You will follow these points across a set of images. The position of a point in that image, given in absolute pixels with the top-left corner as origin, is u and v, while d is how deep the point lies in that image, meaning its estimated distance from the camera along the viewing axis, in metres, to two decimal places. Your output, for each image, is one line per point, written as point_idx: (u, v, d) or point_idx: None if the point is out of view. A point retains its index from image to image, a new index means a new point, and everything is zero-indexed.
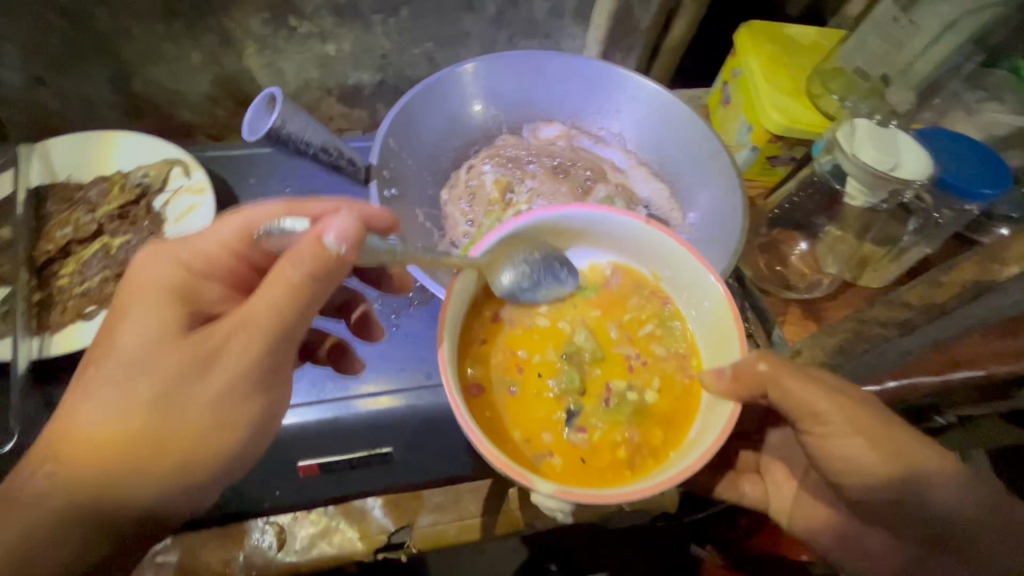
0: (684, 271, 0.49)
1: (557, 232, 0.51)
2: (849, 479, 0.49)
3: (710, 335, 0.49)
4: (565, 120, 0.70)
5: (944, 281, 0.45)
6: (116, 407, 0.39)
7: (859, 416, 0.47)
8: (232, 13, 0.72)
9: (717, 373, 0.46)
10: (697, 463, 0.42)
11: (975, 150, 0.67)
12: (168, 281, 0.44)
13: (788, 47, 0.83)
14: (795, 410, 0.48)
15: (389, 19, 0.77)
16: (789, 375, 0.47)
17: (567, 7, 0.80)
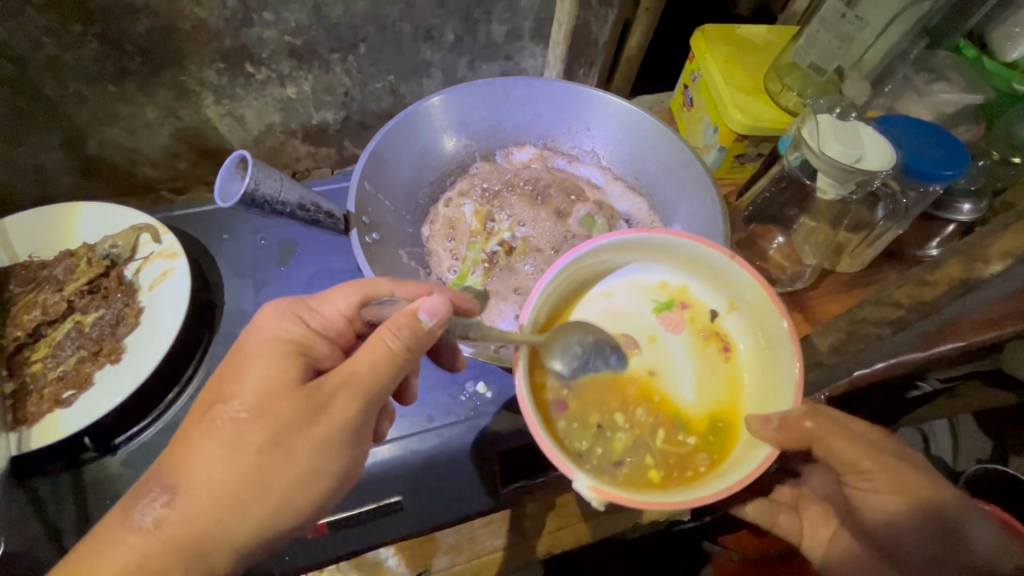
0: (759, 309, 0.50)
1: (645, 251, 0.52)
2: (884, 524, 0.50)
3: (766, 379, 0.50)
4: (537, 141, 0.71)
5: (931, 280, 0.48)
6: (210, 481, 0.39)
7: (901, 476, 0.48)
8: (186, 66, 0.70)
9: (763, 420, 0.46)
10: (743, 481, 0.43)
11: (932, 135, 0.70)
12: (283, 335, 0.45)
13: (742, 47, 0.85)
14: (838, 461, 0.50)
15: (348, 57, 0.76)
16: (835, 435, 0.48)
17: (525, 28, 0.80)
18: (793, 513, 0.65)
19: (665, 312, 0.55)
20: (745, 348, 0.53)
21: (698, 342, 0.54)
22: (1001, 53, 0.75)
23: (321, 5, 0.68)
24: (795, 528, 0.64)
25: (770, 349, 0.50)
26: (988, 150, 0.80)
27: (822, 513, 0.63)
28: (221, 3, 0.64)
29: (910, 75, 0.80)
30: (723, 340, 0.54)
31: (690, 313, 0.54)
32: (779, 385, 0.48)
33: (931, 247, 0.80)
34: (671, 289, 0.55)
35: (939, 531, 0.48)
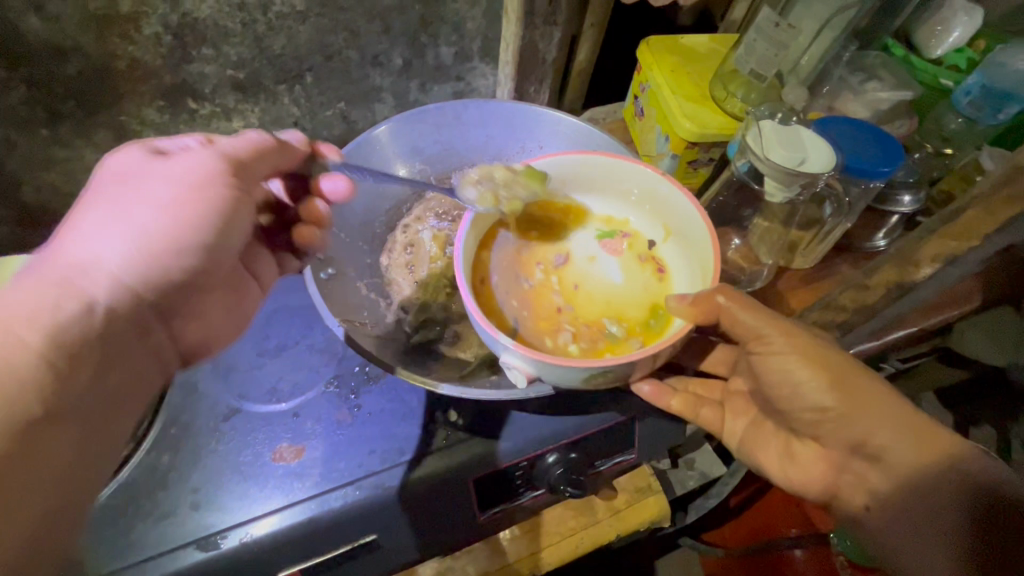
0: (686, 226, 0.56)
1: (585, 181, 0.60)
2: (790, 391, 0.54)
3: (696, 282, 0.55)
4: (492, 162, 0.71)
5: (871, 283, 0.55)
6: (110, 228, 0.44)
7: (797, 339, 0.52)
8: (124, 106, 0.68)
9: (679, 297, 0.51)
10: (665, 348, 0.47)
11: (869, 134, 0.73)
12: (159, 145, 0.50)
13: (687, 57, 0.88)
14: (742, 334, 0.54)
15: (295, 86, 0.74)
16: (746, 309, 0.52)
17: (473, 48, 0.80)
18: (714, 406, 0.65)
19: (606, 239, 0.62)
20: (676, 270, 0.59)
21: (636, 266, 0.61)
22: (926, 51, 0.82)
23: (262, 37, 0.66)
24: (715, 419, 0.65)
25: (693, 256, 0.56)
26: (922, 142, 0.84)
27: (744, 405, 0.65)
28: (155, 41, 0.62)
29: (844, 75, 0.83)
30: (658, 264, 0.61)
31: (628, 241, 0.62)
32: (701, 279, 0.54)
33: (879, 239, 0.82)
34: (612, 221, 0.63)
35: (844, 392, 0.51)
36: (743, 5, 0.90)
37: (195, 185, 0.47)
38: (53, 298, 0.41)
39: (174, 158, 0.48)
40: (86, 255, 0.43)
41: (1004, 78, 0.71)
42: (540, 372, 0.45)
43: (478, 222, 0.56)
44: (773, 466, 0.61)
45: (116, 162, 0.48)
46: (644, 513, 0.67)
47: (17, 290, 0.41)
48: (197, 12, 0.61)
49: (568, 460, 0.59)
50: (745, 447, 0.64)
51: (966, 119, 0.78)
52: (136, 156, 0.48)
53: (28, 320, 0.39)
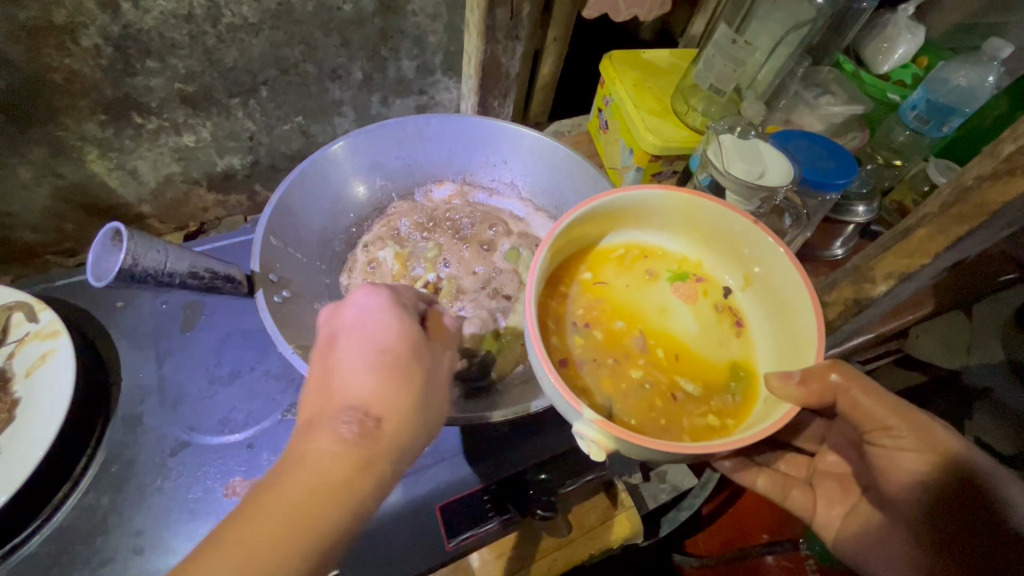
0: (777, 276, 0.47)
1: (659, 213, 0.50)
2: (902, 485, 0.48)
3: (785, 350, 0.46)
4: (456, 177, 0.71)
5: (830, 300, 0.56)
6: (364, 382, 0.37)
7: (931, 434, 0.46)
8: (62, 121, 0.64)
9: (785, 377, 0.42)
10: (765, 435, 0.39)
11: (824, 147, 0.75)
12: (393, 294, 0.44)
13: (648, 72, 0.89)
14: (863, 421, 0.47)
15: (249, 100, 0.72)
16: (860, 390, 0.45)
17: (435, 62, 0.79)
18: (805, 487, 0.61)
19: (679, 282, 0.52)
20: (761, 324, 0.49)
21: (711, 317, 0.51)
22: (874, 67, 0.85)
23: (212, 50, 0.64)
24: (806, 503, 0.60)
25: (788, 321, 0.46)
26: (873, 154, 0.86)
27: (839, 491, 0.59)
28: (95, 53, 0.59)
29: (799, 91, 0.85)
30: (737, 317, 0.51)
31: (703, 285, 0.52)
32: (796, 349, 0.45)
33: (835, 248, 0.84)
34: (684, 260, 0.52)
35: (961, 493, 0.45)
36: (701, 22, 0.92)
37: (414, 358, 0.40)
38: (365, 485, 0.34)
39: (391, 323, 0.41)
40: (348, 428, 0.35)
41: (946, 94, 0.74)
42: (623, 447, 0.38)
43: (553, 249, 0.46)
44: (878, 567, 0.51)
45: (352, 309, 0.42)
46: (617, 531, 0.66)
47: (328, 453, 0.34)
48: (140, 23, 0.58)
49: (539, 481, 0.57)
50: (842, 545, 0.55)
51: (913, 131, 0.81)
52: (380, 324, 0.41)
53: (348, 489, 0.33)
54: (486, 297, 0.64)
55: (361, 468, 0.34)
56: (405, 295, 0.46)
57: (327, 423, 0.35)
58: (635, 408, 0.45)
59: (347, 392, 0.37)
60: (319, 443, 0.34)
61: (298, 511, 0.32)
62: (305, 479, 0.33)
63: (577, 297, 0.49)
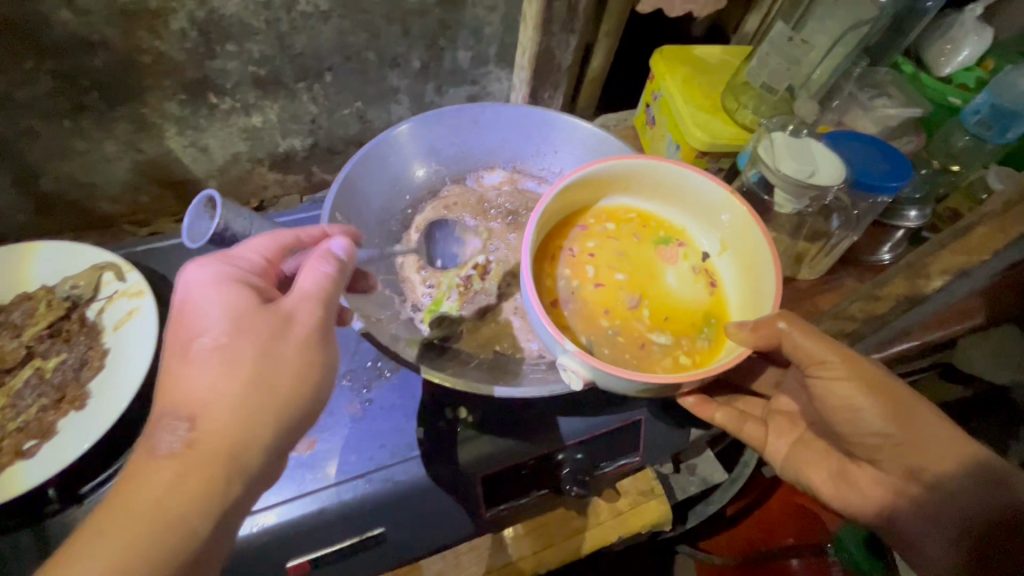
0: (747, 242, 0.53)
1: (647, 181, 0.56)
2: (848, 416, 0.52)
3: (748, 306, 0.52)
4: (507, 164, 0.73)
5: (881, 295, 0.57)
6: (197, 380, 0.40)
7: (859, 363, 0.50)
8: (146, 98, 0.69)
9: (740, 324, 0.48)
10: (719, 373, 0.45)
11: (879, 148, 0.74)
12: (224, 267, 0.45)
13: (699, 68, 0.89)
14: (800, 359, 0.51)
15: (313, 85, 0.76)
16: (806, 334, 0.49)
17: (489, 53, 0.82)
18: (758, 421, 0.64)
19: (663, 246, 0.58)
20: (732, 285, 0.55)
21: (689, 277, 0.57)
22: (936, 69, 0.83)
23: (284, 35, 0.68)
24: (756, 435, 0.63)
25: (753, 280, 0.52)
26: (929, 159, 0.84)
27: (788, 424, 0.63)
28: (182, 36, 0.63)
29: (854, 91, 0.84)
30: (712, 278, 0.57)
31: (683, 249, 0.58)
32: (757, 303, 0.51)
33: (883, 253, 0.83)
34: (667, 225, 0.58)
35: (900, 417, 0.50)
36: (755, 19, 0.91)
37: (257, 323, 0.42)
38: (210, 484, 0.37)
39: (217, 296, 0.43)
40: (167, 436, 0.38)
41: (1012, 98, 0.72)
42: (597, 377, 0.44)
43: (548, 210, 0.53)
44: (828, 489, 0.57)
45: (189, 280, 0.44)
46: (648, 517, 0.67)
47: (168, 450, 0.37)
48: (223, 9, 0.62)
49: (576, 461, 0.60)
50: (791, 468, 0.61)
51: (973, 137, 0.78)
52: (214, 315, 0.42)
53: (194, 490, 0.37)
54: None
55: (178, 479, 0.37)
56: (246, 260, 0.47)
57: (154, 437, 0.38)
58: (611, 350, 0.52)
59: (187, 392, 0.39)
60: (158, 438, 0.38)
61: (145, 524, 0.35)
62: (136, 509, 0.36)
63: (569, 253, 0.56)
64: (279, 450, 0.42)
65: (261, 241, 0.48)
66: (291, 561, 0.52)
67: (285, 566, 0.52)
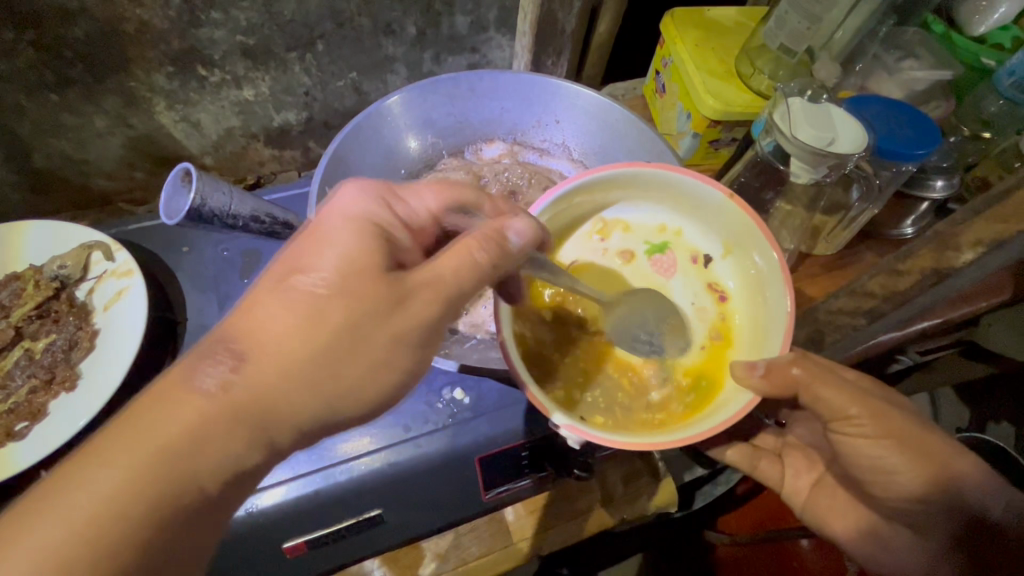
0: (753, 246, 0.51)
1: (637, 189, 0.53)
2: (879, 478, 0.50)
3: (756, 325, 0.51)
4: (506, 136, 0.70)
5: (903, 270, 0.53)
6: (266, 324, 0.37)
7: (888, 420, 0.48)
8: (133, 71, 0.66)
9: (750, 368, 0.46)
10: (725, 426, 0.44)
11: (906, 114, 0.69)
12: (368, 213, 0.42)
13: (711, 31, 0.84)
14: (827, 412, 0.49)
15: (306, 55, 0.73)
16: (824, 383, 0.47)
17: (489, 18, 0.77)
18: (774, 458, 0.64)
19: (657, 255, 0.56)
20: (738, 297, 0.54)
21: (692, 290, 0.56)
22: (968, 28, 0.76)
23: (272, 1, 0.64)
24: (774, 473, 0.63)
25: (763, 297, 0.51)
26: (958, 126, 0.79)
27: (807, 463, 0.63)
28: (164, 3, 0.60)
29: (878, 53, 0.79)
30: (717, 286, 0.55)
31: (683, 255, 0.56)
32: (769, 331, 0.49)
33: (906, 225, 0.79)
34: (665, 230, 0.56)
35: (938, 479, 0.47)
36: None
37: (405, 304, 0.39)
38: (190, 450, 0.34)
39: (345, 239, 0.39)
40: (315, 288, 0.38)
41: None
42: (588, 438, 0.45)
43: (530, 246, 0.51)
44: (855, 542, 0.56)
45: (349, 207, 0.42)
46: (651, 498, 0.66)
47: (279, 350, 0.36)
48: None
49: (576, 444, 0.58)
50: (812, 515, 0.60)
51: (1007, 100, 0.73)
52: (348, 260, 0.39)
53: (194, 448, 0.34)
54: None
55: (201, 421, 0.35)
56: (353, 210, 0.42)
57: (192, 372, 0.35)
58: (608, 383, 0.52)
59: (263, 336, 0.36)
60: (261, 332, 0.36)
61: (132, 479, 0.33)
62: (163, 426, 0.34)
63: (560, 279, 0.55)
64: (322, 425, 0.38)
65: (430, 191, 0.47)
66: (287, 543, 0.53)
67: (282, 546, 0.52)
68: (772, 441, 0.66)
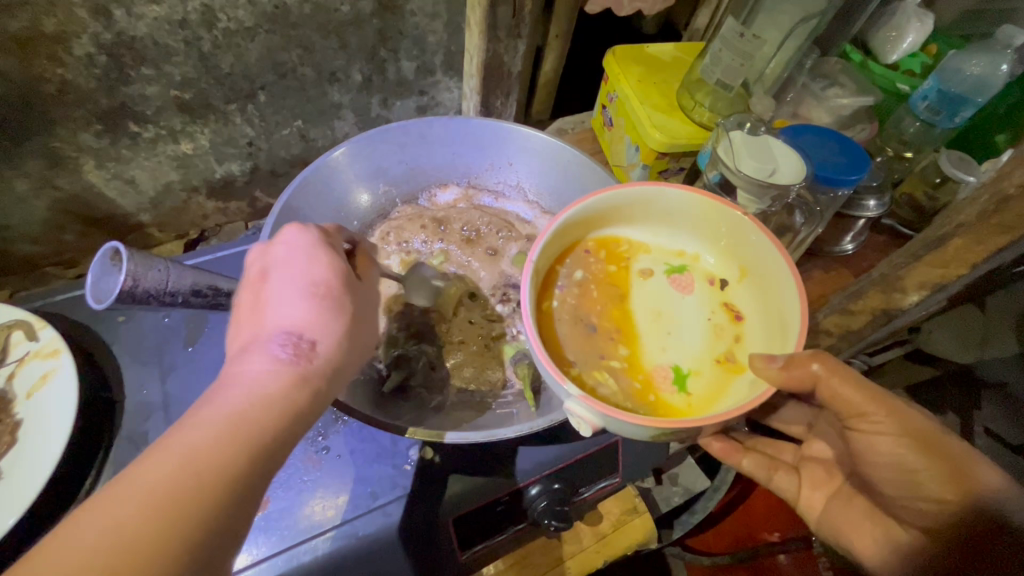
0: (769, 267, 0.49)
1: (656, 206, 0.53)
2: (894, 476, 0.46)
3: (771, 340, 0.48)
4: (461, 180, 0.70)
5: (857, 309, 0.54)
6: (256, 350, 0.38)
7: (906, 417, 0.45)
8: (57, 132, 0.62)
9: (767, 360, 0.44)
10: (736, 416, 0.41)
11: (837, 142, 0.73)
12: (320, 272, 0.43)
13: (652, 67, 0.87)
14: (839, 409, 0.47)
15: (247, 106, 0.70)
16: (841, 379, 0.45)
17: (436, 62, 0.77)
18: (791, 471, 0.59)
19: (675, 274, 0.54)
20: (754, 319, 0.51)
21: (707, 310, 0.52)
22: (882, 57, 0.82)
23: (208, 55, 0.62)
24: (789, 486, 0.59)
25: (776, 311, 0.48)
26: (883, 147, 0.84)
27: (825, 475, 0.57)
28: (89, 62, 0.57)
29: (807, 83, 0.82)
30: (733, 309, 0.52)
31: (700, 279, 0.54)
32: (782, 344, 0.46)
33: (846, 242, 0.82)
34: (683, 254, 0.55)
35: (952, 474, 0.44)
36: (705, 14, 0.90)
37: (344, 296, 0.43)
38: (237, 459, 0.33)
39: (326, 260, 0.44)
40: (283, 351, 0.39)
41: (959, 83, 0.71)
42: (606, 423, 0.41)
43: (552, 245, 0.51)
44: (869, 554, 0.49)
45: (283, 246, 0.44)
46: (632, 536, 0.65)
47: (266, 374, 0.37)
48: (134, 30, 0.56)
49: (552, 491, 0.57)
50: (828, 525, 0.54)
51: (923, 122, 0.78)
52: (302, 292, 0.42)
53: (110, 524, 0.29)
54: (492, 302, 0.63)
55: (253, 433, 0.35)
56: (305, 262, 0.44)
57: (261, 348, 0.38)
58: (624, 389, 0.48)
59: (248, 380, 0.36)
60: (249, 369, 0.37)
61: (156, 506, 0.30)
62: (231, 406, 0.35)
63: (577, 284, 0.53)
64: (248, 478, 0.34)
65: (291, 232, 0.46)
66: None
67: None
68: (791, 456, 0.61)
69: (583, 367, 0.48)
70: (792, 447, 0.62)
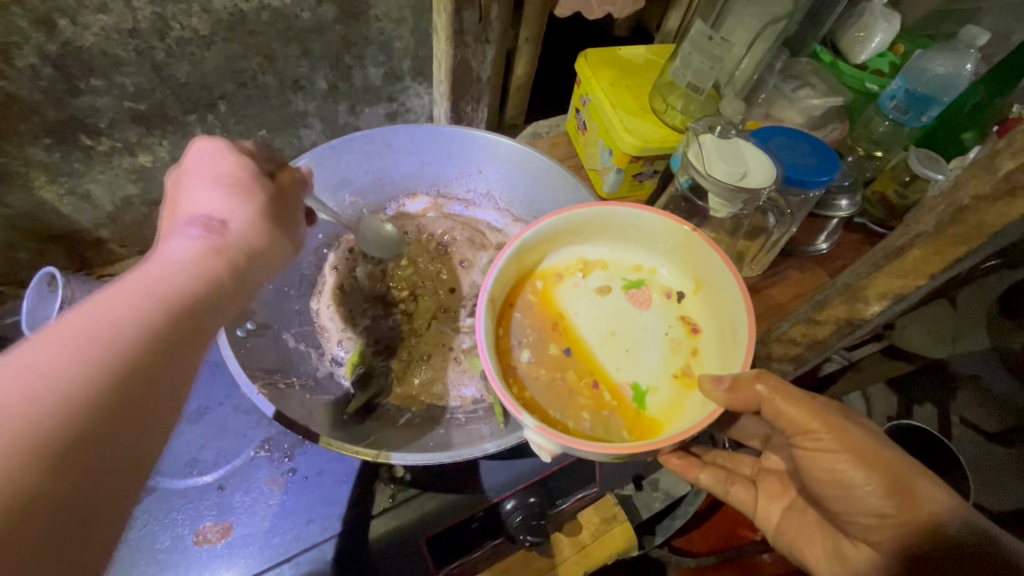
0: (721, 279, 0.49)
1: (608, 223, 0.52)
2: (840, 495, 0.45)
3: (726, 354, 0.47)
4: (429, 189, 0.69)
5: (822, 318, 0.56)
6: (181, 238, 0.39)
7: (850, 434, 0.44)
8: (3, 147, 0.60)
9: (714, 381, 0.43)
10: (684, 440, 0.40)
11: (807, 143, 0.73)
12: (228, 186, 0.43)
13: (624, 70, 0.86)
14: (785, 427, 0.44)
15: (207, 116, 0.68)
16: (786, 397, 0.43)
17: (404, 68, 0.76)
18: (748, 482, 0.58)
19: (634, 290, 0.53)
20: (712, 331, 0.50)
21: (665, 325, 0.52)
22: (851, 56, 0.82)
23: (162, 65, 0.60)
24: (747, 498, 0.57)
25: (730, 324, 0.48)
26: (854, 146, 0.84)
27: (781, 486, 0.56)
28: (33, 74, 0.55)
29: (778, 84, 0.82)
30: (692, 322, 0.52)
31: (658, 293, 0.53)
32: (733, 361, 0.46)
33: (820, 242, 0.83)
34: (641, 268, 0.54)
35: (896, 492, 0.43)
36: (676, 17, 0.89)
37: (252, 184, 0.44)
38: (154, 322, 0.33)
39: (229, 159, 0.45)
40: (194, 231, 0.40)
41: (924, 84, 0.71)
42: (566, 451, 0.41)
43: (506, 272, 0.50)
44: (823, 567, 0.50)
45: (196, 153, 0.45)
46: (609, 545, 0.64)
47: (182, 250, 0.38)
48: (80, 41, 0.54)
49: (529, 506, 0.55)
50: (785, 538, 0.54)
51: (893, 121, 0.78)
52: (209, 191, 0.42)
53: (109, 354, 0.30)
54: (463, 313, 0.63)
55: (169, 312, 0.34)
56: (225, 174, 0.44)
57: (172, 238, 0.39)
58: (583, 415, 0.47)
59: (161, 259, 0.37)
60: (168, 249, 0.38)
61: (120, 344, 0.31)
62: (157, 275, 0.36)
63: (534, 311, 0.52)
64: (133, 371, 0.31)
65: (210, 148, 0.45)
66: None
67: None
68: (748, 467, 0.59)
69: (542, 394, 0.48)
70: (749, 458, 0.60)
